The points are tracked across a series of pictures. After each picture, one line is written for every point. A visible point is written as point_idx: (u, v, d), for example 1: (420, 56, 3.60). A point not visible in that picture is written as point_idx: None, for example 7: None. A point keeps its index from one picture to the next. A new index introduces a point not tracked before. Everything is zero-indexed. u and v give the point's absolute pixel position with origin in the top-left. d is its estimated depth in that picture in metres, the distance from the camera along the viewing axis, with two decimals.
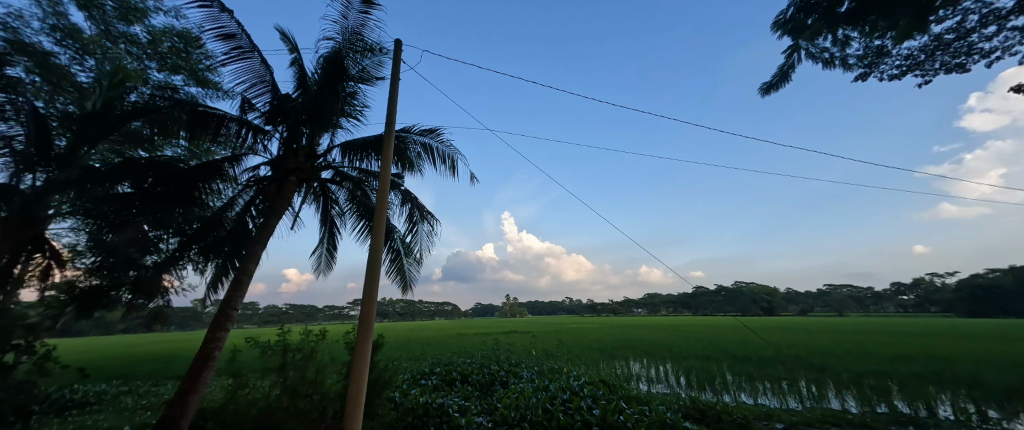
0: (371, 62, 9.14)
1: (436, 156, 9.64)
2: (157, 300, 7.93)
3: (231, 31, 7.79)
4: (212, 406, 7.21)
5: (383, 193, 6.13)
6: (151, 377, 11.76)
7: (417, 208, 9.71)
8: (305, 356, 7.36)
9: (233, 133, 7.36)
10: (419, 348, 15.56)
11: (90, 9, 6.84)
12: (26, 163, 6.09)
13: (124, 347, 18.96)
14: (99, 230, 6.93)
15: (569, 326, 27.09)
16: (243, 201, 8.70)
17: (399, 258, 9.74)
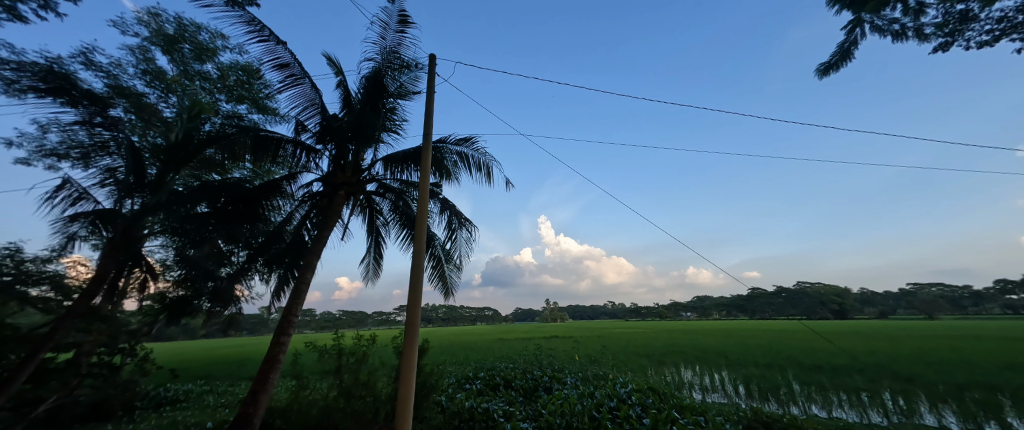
0: (409, 78, 9.65)
1: (471, 164, 9.89)
2: (232, 309, 8.61)
3: (285, 60, 8.55)
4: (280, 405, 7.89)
5: (424, 201, 6.37)
6: (226, 378, 13.04)
7: (455, 215, 10.00)
8: (358, 359, 7.77)
9: (289, 154, 8.10)
10: (463, 353, 15.86)
11: (172, 53, 7.92)
12: (126, 190, 7.28)
13: (204, 351, 21.18)
14: (184, 245, 7.90)
15: (614, 331, 26.33)
16: (301, 215, 9.21)
17: (440, 264, 10.05)
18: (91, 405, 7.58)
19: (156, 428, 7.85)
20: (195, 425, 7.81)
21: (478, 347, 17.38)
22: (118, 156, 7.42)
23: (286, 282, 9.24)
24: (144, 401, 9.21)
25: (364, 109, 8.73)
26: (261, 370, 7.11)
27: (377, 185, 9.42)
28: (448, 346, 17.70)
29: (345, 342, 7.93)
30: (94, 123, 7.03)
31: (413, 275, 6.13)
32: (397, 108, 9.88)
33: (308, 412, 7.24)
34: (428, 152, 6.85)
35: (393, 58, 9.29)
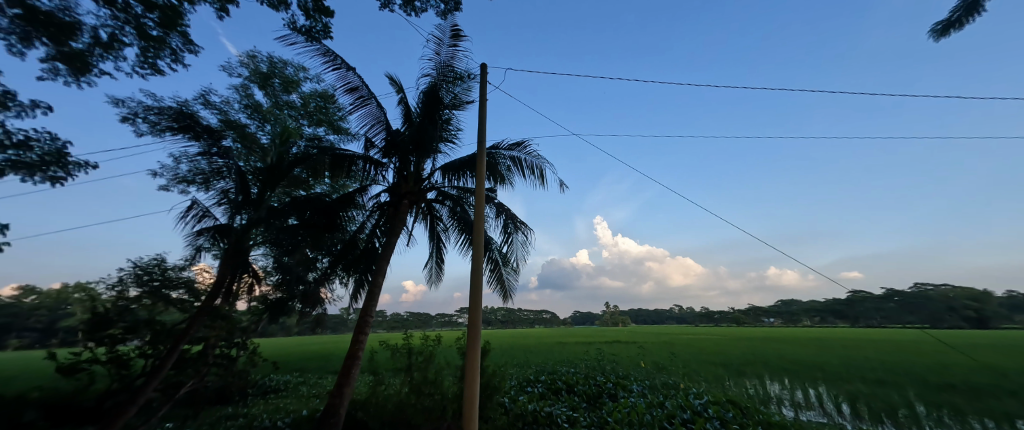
0: (461, 88, 10.05)
1: (524, 168, 10.02)
2: (319, 309, 9.63)
3: (355, 84, 9.49)
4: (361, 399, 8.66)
5: (480, 207, 6.57)
6: (315, 371, 14.64)
7: (511, 219, 10.16)
8: (426, 358, 8.16)
9: (361, 169, 8.90)
10: (526, 356, 15.94)
11: (266, 87, 9.15)
12: (235, 207, 8.49)
13: (297, 347, 24.02)
14: (281, 253, 9.09)
15: (684, 336, 24.64)
16: (371, 224, 10.03)
17: (498, 267, 10.27)
18: (215, 390, 9.03)
19: (263, 413, 9.11)
20: (292, 412, 8.91)
21: (540, 350, 17.33)
22: (228, 179, 8.67)
23: (360, 287, 9.94)
24: (253, 390, 10.70)
25: (422, 123, 9.30)
26: (343, 366, 7.82)
27: (437, 193, 10.01)
28: (510, 347, 17.94)
29: (414, 341, 8.38)
30: (211, 152, 8.38)
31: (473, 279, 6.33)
32: (452, 119, 10.35)
33: (384, 406, 7.85)
34: (483, 159, 7.06)
35: (447, 71, 9.79)
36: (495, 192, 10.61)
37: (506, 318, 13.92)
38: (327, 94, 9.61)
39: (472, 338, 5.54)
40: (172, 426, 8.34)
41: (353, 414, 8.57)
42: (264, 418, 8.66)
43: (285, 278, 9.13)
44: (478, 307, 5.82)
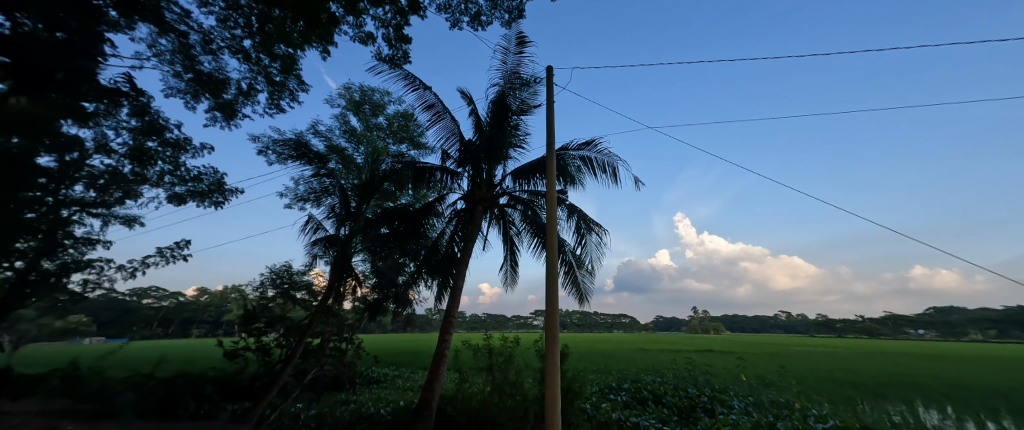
0: (528, 93, 10.13)
1: (595, 166, 9.71)
2: (410, 309, 10.31)
3: (431, 102, 10.23)
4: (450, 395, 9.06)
5: (552, 210, 6.55)
6: (409, 366, 16.11)
7: (583, 220, 9.87)
8: (506, 359, 8.30)
9: (440, 180, 9.51)
10: (609, 362, 15.28)
11: (359, 113, 10.41)
12: (340, 221, 9.77)
13: (394, 343, 26.77)
14: (376, 259, 9.76)
15: (798, 348, 21.37)
16: (450, 230, 10.53)
17: (572, 270, 10.06)
18: (331, 377, 10.47)
19: (368, 401, 10.23)
20: (391, 402, 9.86)
21: (625, 356, 16.46)
22: (334, 195, 9.96)
23: (444, 289, 10.38)
24: (359, 380, 12.20)
25: (492, 131, 9.61)
26: (432, 363, 8.23)
27: (509, 198, 10.24)
28: (591, 351, 17.43)
29: (494, 343, 8.58)
30: (319, 173, 9.72)
31: (548, 282, 6.34)
32: (521, 124, 10.48)
33: (470, 403, 8.26)
34: (553, 161, 7.01)
35: (514, 78, 9.99)
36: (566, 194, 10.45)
37: (586, 322, 13.55)
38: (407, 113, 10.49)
39: (551, 341, 5.53)
40: (301, 406, 9.85)
41: (443, 409, 9.14)
42: (369, 405, 9.73)
43: (380, 282, 9.94)
44: (555, 311, 5.79)
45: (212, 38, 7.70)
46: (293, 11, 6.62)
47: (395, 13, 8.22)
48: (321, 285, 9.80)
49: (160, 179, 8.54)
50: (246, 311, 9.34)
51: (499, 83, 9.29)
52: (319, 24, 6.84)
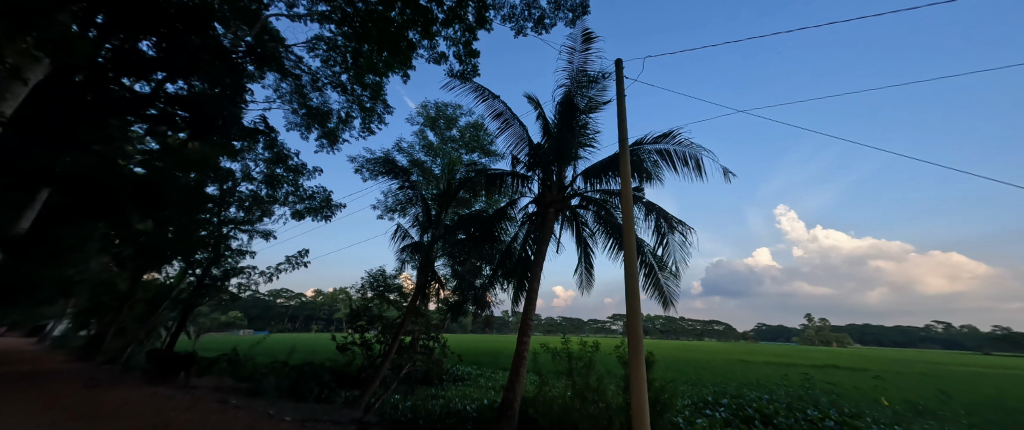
0: (595, 90, 9.84)
1: (674, 160, 8.98)
2: (488, 311, 10.73)
3: (500, 109, 10.57)
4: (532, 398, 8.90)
5: (630, 208, 5.89)
6: (491, 366, 16.69)
7: (663, 218, 9.19)
8: (586, 364, 7.88)
9: (511, 184, 9.59)
10: (704, 373, 13.92)
11: (435, 128, 11.22)
12: (423, 228, 10.61)
13: (478, 344, 28.04)
14: (456, 263, 10.32)
15: (961, 367, 17.08)
16: (523, 234, 10.55)
17: (653, 271, 9.40)
18: (422, 373, 11.33)
19: (455, 396, 10.78)
20: (476, 400, 10.27)
21: (722, 367, 14.81)
22: (417, 205, 10.82)
23: (520, 292, 10.23)
24: (446, 377, 13.01)
25: (561, 132, 9.51)
26: (511, 364, 7.94)
27: (581, 199, 10.01)
28: (679, 359, 16.08)
29: (573, 346, 8.21)
30: (404, 186, 10.71)
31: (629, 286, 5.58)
32: (590, 123, 10.22)
33: (552, 406, 8.18)
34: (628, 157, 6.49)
35: (581, 77, 9.79)
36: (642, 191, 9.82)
37: (673, 327, 12.55)
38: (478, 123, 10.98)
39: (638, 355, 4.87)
40: (398, 397, 10.80)
41: (526, 410, 9.18)
42: (456, 401, 10.17)
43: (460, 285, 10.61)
44: (637, 316, 5.18)
45: (318, 78, 9.12)
46: (378, 44, 7.49)
47: (464, 30, 8.72)
48: (410, 288, 10.68)
49: (286, 199, 10.29)
50: (352, 309, 10.79)
51: (565, 84, 9.18)
52: (400, 51, 7.59)
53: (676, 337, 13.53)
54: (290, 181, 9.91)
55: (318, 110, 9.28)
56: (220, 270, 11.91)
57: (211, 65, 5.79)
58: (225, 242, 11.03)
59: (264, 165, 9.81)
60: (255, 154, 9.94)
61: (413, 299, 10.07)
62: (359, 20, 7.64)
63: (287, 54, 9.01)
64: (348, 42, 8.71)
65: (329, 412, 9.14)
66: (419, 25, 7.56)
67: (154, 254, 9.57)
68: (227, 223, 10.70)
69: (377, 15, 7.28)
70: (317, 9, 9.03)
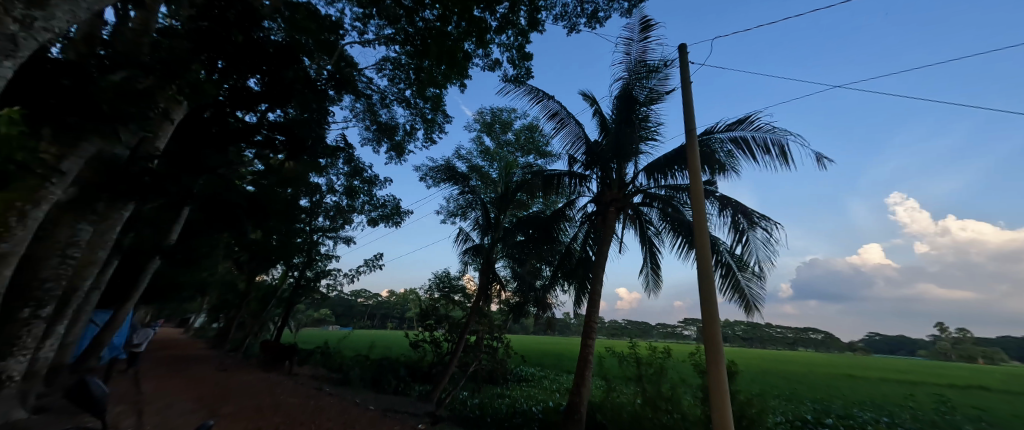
0: (656, 81, 9.21)
1: (753, 148, 7.75)
2: (550, 313, 10.67)
3: (556, 109, 10.33)
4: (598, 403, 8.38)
5: (701, 202, 4.58)
6: (556, 369, 16.56)
7: (741, 212, 7.98)
8: (657, 371, 7.20)
9: (569, 184, 9.25)
10: (799, 387, 12.24)
11: (491, 133, 11.53)
12: (483, 231, 10.86)
13: (543, 346, 28.07)
14: (516, 265, 10.47)
15: None
16: (582, 235, 10.20)
17: (733, 273, 8.27)
18: (488, 372, 11.62)
19: (521, 397, 10.84)
20: (541, 401, 10.21)
21: (822, 382, 12.91)
22: (477, 209, 11.16)
23: (582, 293, 10.20)
24: (510, 377, 13.18)
25: (620, 127, 8.97)
26: (578, 368, 7.54)
27: (643, 196, 9.44)
28: (768, 370, 14.36)
29: (642, 351, 7.46)
30: (464, 191, 11.12)
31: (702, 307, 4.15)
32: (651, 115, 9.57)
33: (620, 414, 7.65)
34: (696, 146, 5.25)
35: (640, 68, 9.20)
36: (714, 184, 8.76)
37: (757, 334, 11.26)
38: (533, 125, 11.03)
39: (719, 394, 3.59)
40: (466, 394, 11.18)
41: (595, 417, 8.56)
42: (522, 402, 10.18)
43: (521, 287, 10.82)
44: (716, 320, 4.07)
45: (386, 96, 9.96)
46: (437, 59, 7.92)
47: (517, 35, 8.83)
48: (473, 289, 11.12)
49: (363, 208, 11.38)
50: (422, 309, 11.52)
51: (623, 77, 8.66)
52: (457, 63, 7.93)
53: (762, 345, 12.11)
54: (366, 191, 10.91)
55: (386, 124, 10.10)
56: (313, 271, 13.59)
57: (301, 94, 6.73)
58: (316, 248, 12.51)
59: (344, 178, 10.94)
60: (337, 169, 11.13)
61: (476, 300, 10.45)
62: (420, 38, 8.16)
63: (360, 77, 9.96)
64: (411, 60, 9.35)
65: (404, 404, 9.75)
66: (473, 35, 7.75)
67: (263, 259, 11.18)
68: (317, 231, 12.15)
69: (435, 31, 7.71)
70: (383, 33, 9.86)
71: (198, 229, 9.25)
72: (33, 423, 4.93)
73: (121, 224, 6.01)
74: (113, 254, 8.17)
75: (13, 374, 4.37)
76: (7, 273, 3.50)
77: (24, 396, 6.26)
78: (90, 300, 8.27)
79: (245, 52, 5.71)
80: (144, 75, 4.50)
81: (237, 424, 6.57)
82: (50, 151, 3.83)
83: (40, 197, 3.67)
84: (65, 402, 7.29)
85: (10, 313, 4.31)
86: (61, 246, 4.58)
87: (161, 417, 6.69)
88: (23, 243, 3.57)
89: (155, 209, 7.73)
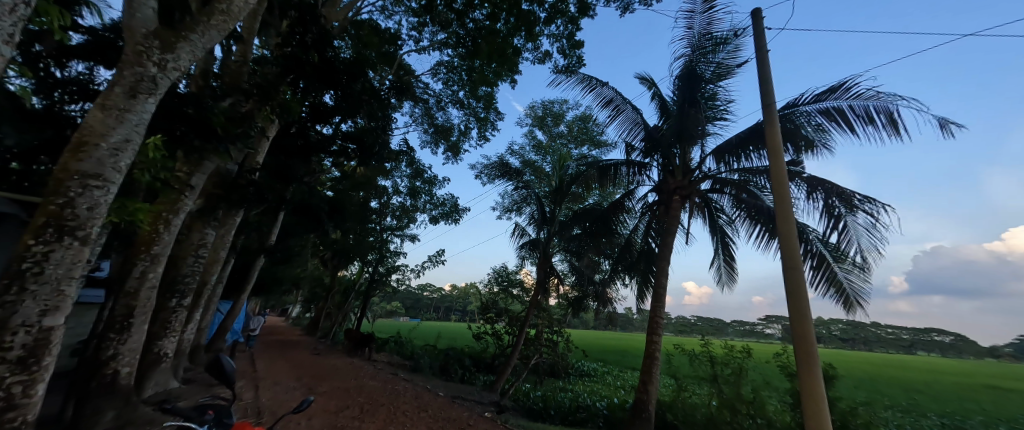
0: (726, 53, 7.35)
1: (858, 119, 5.32)
2: (611, 307, 10.45)
3: (610, 97, 8.35)
4: (666, 403, 7.71)
5: (785, 189, 3.12)
6: (620, 365, 16.13)
7: (841, 197, 5.58)
8: (736, 372, 6.28)
9: (628, 173, 8.52)
10: (919, 398, 10.35)
11: (543, 126, 11.47)
12: (539, 225, 10.73)
13: (606, 341, 27.59)
14: (574, 258, 10.36)
15: None
16: (643, 225, 9.45)
17: (828, 264, 5.85)
18: (550, 365, 11.64)
19: (584, 392, 10.66)
20: (606, 397, 9.95)
21: (951, 393, 10.76)
22: (532, 203, 11.09)
23: (645, 287, 9.56)
24: (573, 371, 13.10)
25: (684, 110, 7.36)
26: (642, 363, 6.87)
27: (712, 182, 8.19)
28: (878, 377, 12.34)
29: (716, 350, 6.65)
30: (518, 186, 11.15)
31: (792, 316, 3.07)
32: (720, 93, 7.85)
33: (694, 416, 6.67)
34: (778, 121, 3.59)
35: (706, 40, 7.39)
36: (802, 165, 6.58)
37: (859, 335, 9.71)
38: (585, 116, 10.84)
39: (814, 411, 2.79)
40: (530, 386, 11.32)
41: (663, 416, 7.25)
42: (585, 397, 9.95)
43: (579, 280, 10.66)
44: (807, 329, 2.97)
45: (442, 99, 10.41)
46: (488, 57, 7.99)
47: (567, 23, 8.58)
48: (530, 282, 11.42)
49: (425, 206, 12.09)
50: (483, 302, 12.03)
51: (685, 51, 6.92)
52: (508, 59, 7.97)
53: (867, 348, 10.42)
54: (427, 190, 11.58)
55: (442, 126, 10.55)
56: (384, 268, 14.87)
57: (368, 104, 7.19)
58: (386, 245, 13.62)
59: (408, 179, 11.72)
60: (400, 172, 11.94)
61: (535, 294, 10.54)
62: (471, 39, 8.34)
63: (417, 83, 10.52)
64: (463, 61, 9.61)
65: (472, 393, 10.14)
66: (522, 29, 7.67)
67: (343, 256, 12.43)
68: (387, 230, 13.26)
69: (485, 30, 7.85)
70: (437, 38, 10.28)
71: (292, 230, 10.59)
72: (179, 391, 6.10)
73: (235, 228, 7.12)
74: (232, 254, 9.71)
75: (167, 351, 5.44)
76: (159, 269, 4.35)
77: (176, 368, 7.77)
78: (217, 292, 9.92)
79: (320, 72, 6.32)
80: (245, 100, 5.45)
81: (329, 401, 7.44)
82: (183, 170, 4.76)
83: (178, 207, 4.57)
84: (205, 374, 8.90)
85: (163, 302, 5.36)
86: (194, 247, 5.65)
87: (272, 392, 7.86)
88: (169, 245, 4.43)
89: (259, 215, 9.00)
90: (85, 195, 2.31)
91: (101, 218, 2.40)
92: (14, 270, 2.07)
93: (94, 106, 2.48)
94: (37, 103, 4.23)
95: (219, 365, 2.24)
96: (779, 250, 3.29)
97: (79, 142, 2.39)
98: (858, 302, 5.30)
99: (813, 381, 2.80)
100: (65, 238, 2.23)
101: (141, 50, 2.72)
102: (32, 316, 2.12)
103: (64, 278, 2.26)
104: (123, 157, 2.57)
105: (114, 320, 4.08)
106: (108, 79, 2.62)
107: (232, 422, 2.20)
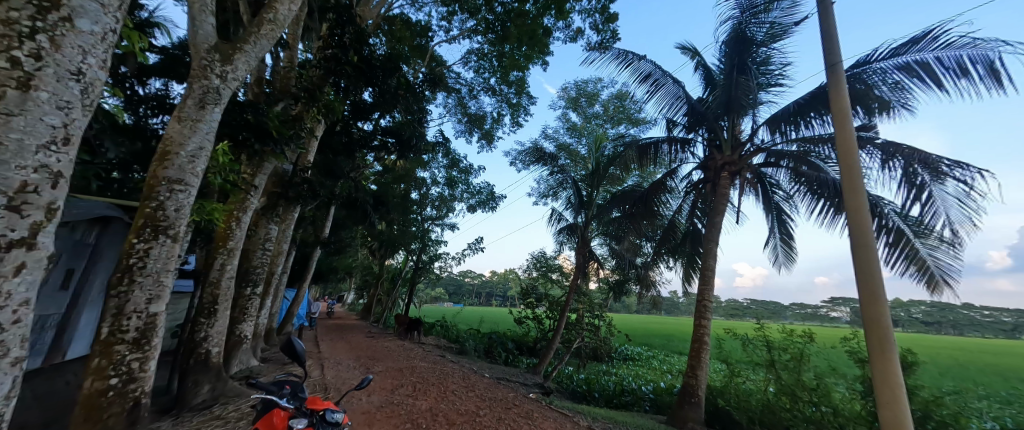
0: (780, 11, 6.46)
1: (947, 75, 4.45)
2: (655, 291, 10.12)
3: (648, 71, 7.61)
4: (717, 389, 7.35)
5: (853, 152, 2.55)
6: (664, 349, 15.73)
7: (923, 163, 4.81)
8: (795, 357, 5.81)
9: (670, 151, 7.93)
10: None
11: (577, 107, 11.20)
12: (576, 208, 10.42)
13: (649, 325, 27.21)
14: (614, 242, 10.07)
15: None
16: (688, 205, 8.81)
17: (906, 240, 5.13)
18: (592, 349, 11.54)
19: (628, 376, 10.51)
20: (651, 381, 9.69)
21: None
22: (568, 188, 10.79)
23: (692, 269, 9.08)
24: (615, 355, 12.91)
25: (732, 79, 6.70)
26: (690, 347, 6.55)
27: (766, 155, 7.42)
28: (969, 363, 10.89)
29: (773, 334, 6.11)
30: (554, 171, 10.97)
31: (862, 297, 2.46)
32: (774, 55, 7.04)
33: (748, 402, 6.27)
34: (842, 70, 2.84)
35: None
36: (875, 129, 5.81)
37: (947, 319, 8.58)
38: (621, 94, 10.45)
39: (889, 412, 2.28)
40: (572, 370, 11.33)
41: (714, 401, 6.90)
42: (630, 380, 9.78)
43: (621, 264, 10.43)
44: (878, 310, 2.40)
45: (474, 88, 10.41)
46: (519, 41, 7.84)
47: None
48: (569, 267, 11.51)
49: (463, 195, 12.32)
50: (524, 287, 12.18)
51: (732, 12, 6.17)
52: (539, 41, 7.71)
53: (958, 332, 9.22)
54: (463, 180, 11.81)
55: (475, 115, 10.61)
56: (427, 256, 15.53)
57: (405, 98, 7.36)
58: (428, 234, 14.14)
59: (445, 170, 11.98)
60: (437, 163, 12.17)
61: (574, 279, 10.39)
62: (500, 23, 8.10)
63: (450, 73, 10.61)
64: (493, 47, 9.49)
65: (516, 375, 10.28)
66: (552, 8, 7.29)
67: (390, 245, 13.09)
68: (427, 220, 13.79)
69: (514, 13, 7.63)
70: (466, 26, 10.20)
71: (342, 223, 11.25)
72: (259, 368, 6.83)
73: (293, 223, 7.70)
74: (292, 247, 10.56)
75: (245, 334, 6.13)
76: (234, 262, 4.87)
77: (254, 349, 8.71)
78: (281, 281, 10.87)
79: (358, 71, 6.47)
80: (294, 102, 5.81)
81: (386, 380, 8.01)
82: (247, 172, 5.21)
83: (246, 205, 4.99)
84: (278, 354, 9.92)
85: (239, 291, 6.02)
86: (261, 241, 6.20)
87: (335, 371, 8.59)
88: (241, 240, 4.93)
89: (313, 211, 9.66)
90: (170, 199, 2.68)
91: (185, 218, 2.76)
92: (124, 265, 2.49)
93: (172, 119, 2.81)
94: (128, 120, 4.79)
95: (291, 346, 2.49)
96: (846, 216, 2.60)
97: (163, 152, 2.74)
98: (945, 282, 4.55)
99: (888, 370, 2.29)
100: (160, 236, 2.62)
101: (205, 64, 2.97)
102: (141, 303, 2.54)
103: (162, 271, 2.65)
104: (200, 163, 2.88)
105: (203, 306, 4.63)
106: (181, 93, 2.91)
107: (305, 396, 2.39)
